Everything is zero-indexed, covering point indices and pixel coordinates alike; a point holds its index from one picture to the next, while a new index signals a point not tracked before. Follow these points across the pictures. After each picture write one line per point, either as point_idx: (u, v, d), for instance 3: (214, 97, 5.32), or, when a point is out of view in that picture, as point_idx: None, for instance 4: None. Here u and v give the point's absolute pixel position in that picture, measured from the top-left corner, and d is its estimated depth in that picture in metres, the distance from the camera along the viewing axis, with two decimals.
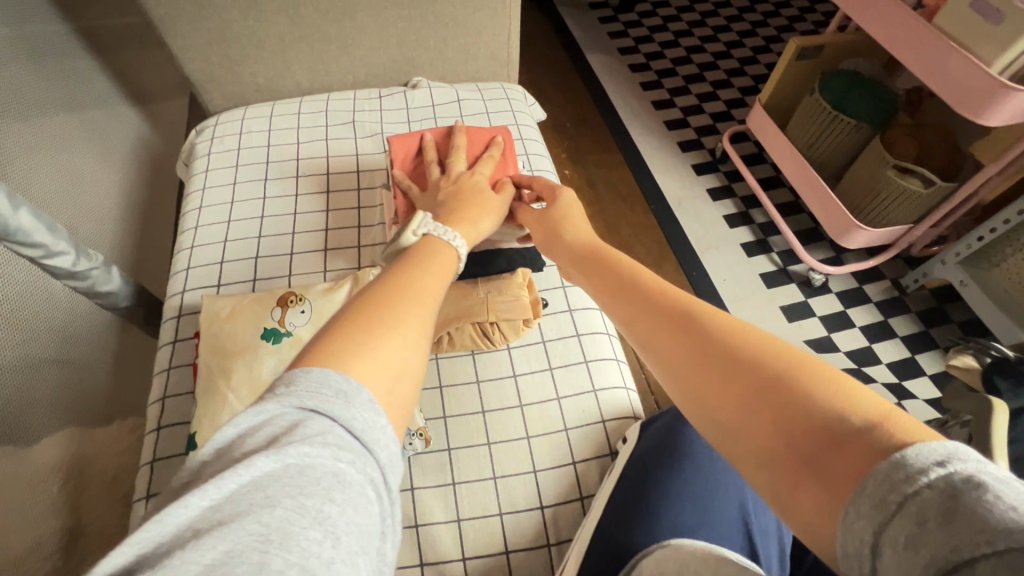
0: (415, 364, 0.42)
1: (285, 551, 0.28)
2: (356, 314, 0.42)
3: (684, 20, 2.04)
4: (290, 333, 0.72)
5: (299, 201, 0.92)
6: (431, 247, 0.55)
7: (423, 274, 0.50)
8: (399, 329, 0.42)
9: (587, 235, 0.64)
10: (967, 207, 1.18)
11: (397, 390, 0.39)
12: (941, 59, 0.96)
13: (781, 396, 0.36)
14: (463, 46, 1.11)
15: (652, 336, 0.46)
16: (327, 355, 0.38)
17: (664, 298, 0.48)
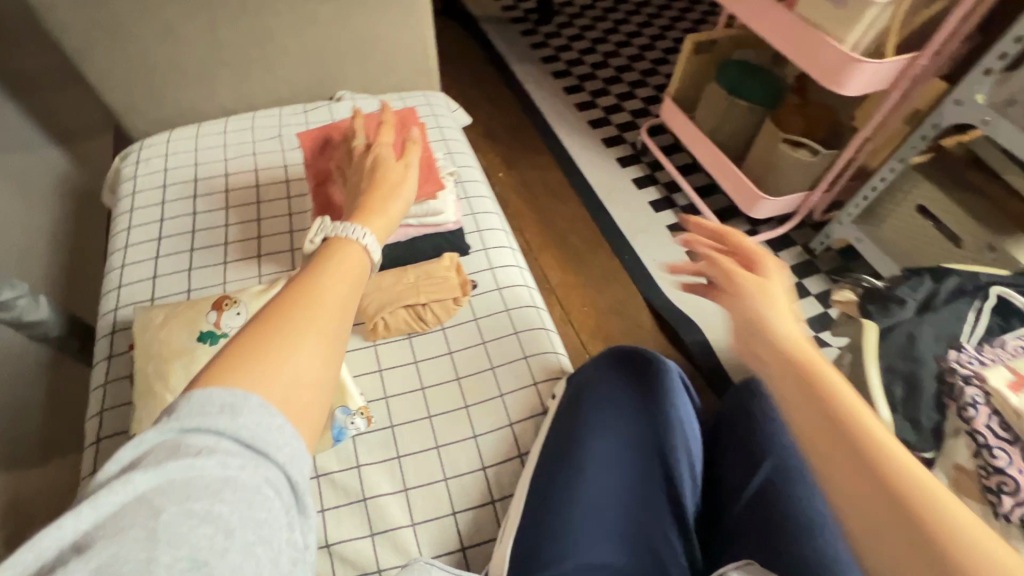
0: (320, 370, 0.43)
1: (172, 548, 0.31)
2: (255, 330, 0.43)
3: (599, 28, 2.18)
4: (227, 334, 0.74)
5: (230, 214, 0.94)
6: (337, 248, 0.54)
7: (328, 276, 0.49)
8: (297, 339, 0.43)
9: (795, 328, 0.53)
10: (851, 171, 1.33)
11: (301, 393, 0.41)
12: (803, 40, 1.09)
13: (919, 516, 0.40)
14: (382, 58, 1.17)
15: (811, 417, 0.48)
16: (224, 372, 0.39)
17: (824, 386, 0.48)
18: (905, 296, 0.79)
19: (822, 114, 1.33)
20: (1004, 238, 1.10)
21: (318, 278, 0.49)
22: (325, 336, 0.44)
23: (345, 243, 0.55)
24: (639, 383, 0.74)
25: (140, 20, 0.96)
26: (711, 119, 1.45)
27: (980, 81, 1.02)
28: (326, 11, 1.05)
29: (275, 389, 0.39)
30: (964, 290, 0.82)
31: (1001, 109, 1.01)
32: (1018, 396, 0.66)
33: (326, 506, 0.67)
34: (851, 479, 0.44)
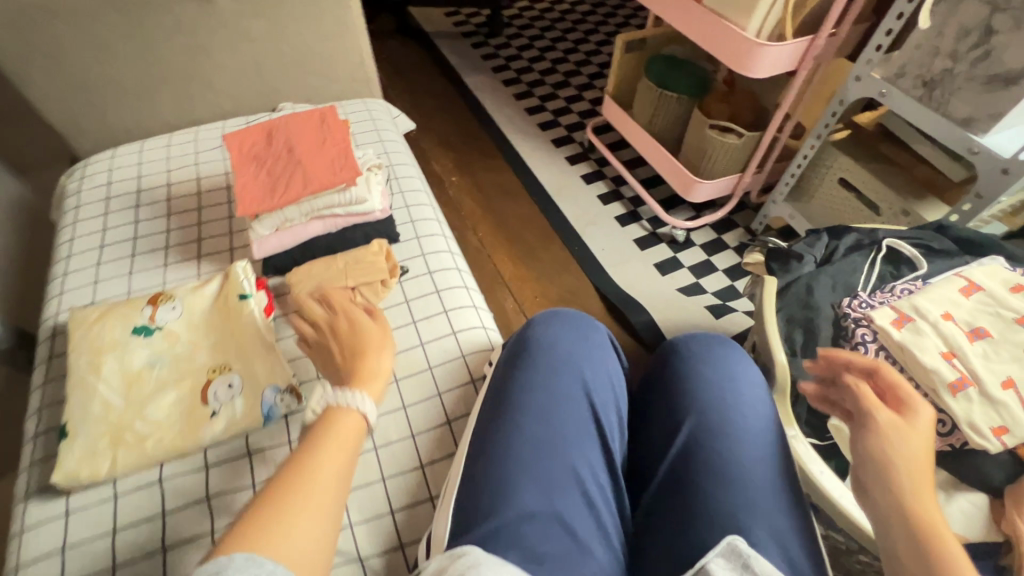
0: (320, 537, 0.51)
1: None
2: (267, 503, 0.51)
3: (547, 37, 2.27)
4: (161, 327, 0.78)
5: (171, 220, 0.98)
6: (332, 420, 0.61)
7: (325, 451, 0.57)
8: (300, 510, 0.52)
9: (921, 434, 0.57)
10: (778, 151, 1.41)
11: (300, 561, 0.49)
12: (711, 29, 1.17)
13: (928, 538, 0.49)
14: (321, 70, 1.22)
15: (889, 440, 0.56)
16: (244, 540, 0.48)
17: (909, 434, 0.56)
18: (805, 252, 0.85)
19: (745, 100, 1.41)
20: (915, 202, 1.17)
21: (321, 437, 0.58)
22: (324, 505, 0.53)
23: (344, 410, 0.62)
24: (566, 336, 0.75)
25: (77, 42, 1.00)
26: (645, 112, 1.52)
27: (872, 57, 1.10)
28: (260, 26, 1.11)
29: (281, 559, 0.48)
30: (861, 244, 0.87)
31: (893, 81, 1.08)
32: (900, 331, 0.71)
33: (257, 481, 0.69)
34: (889, 503, 0.53)
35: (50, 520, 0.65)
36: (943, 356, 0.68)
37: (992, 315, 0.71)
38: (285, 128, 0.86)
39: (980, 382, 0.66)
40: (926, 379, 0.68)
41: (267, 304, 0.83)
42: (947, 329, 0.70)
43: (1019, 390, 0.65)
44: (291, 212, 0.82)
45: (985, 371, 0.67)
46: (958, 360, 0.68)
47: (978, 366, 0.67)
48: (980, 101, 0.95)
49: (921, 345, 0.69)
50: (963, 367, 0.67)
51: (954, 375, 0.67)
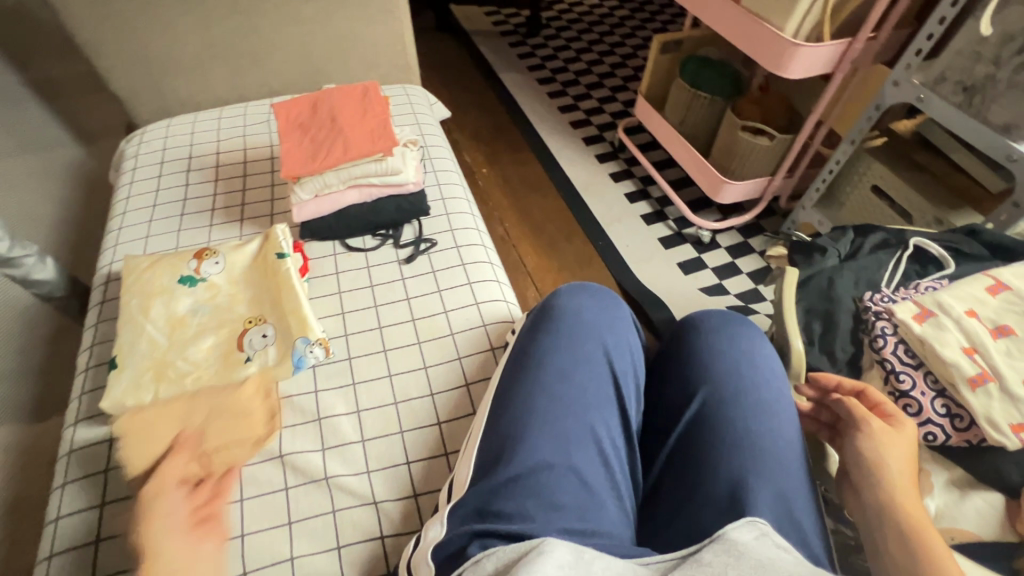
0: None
1: None
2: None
3: (584, 39, 2.31)
4: (205, 280, 0.83)
5: (218, 185, 1.04)
6: None
7: None
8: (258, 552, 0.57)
9: (904, 440, 0.61)
10: (811, 154, 1.40)
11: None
12: (750, 29, 1.18)
13: (909, 529, 0.53)
14: (365, 55, 1.28)
15: (877, 442, 0.60)
16: None
17: (895, 439, 0.60)
18: (828, 246, 0.86)
19: (779, 103, 1.41)
20: (949, 211, 1.15)
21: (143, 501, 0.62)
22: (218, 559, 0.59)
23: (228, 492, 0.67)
24: (591, 307, 0.76)
25: (144, 16, 1.08)
26: (677, 112, 1.54)
27: (911, 62, 1.10)
28: (310, 9, 1.17)
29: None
30: (887, 243, 0.87)
31: (933, 87, 1.07)
32: (922, 325, 0.71)
33: (282, 425, 0.73)
34: (878, 497, 0.57)
35: (96, 442, 0.70)
36: (965, 351, 0.68)
37: (1019, 314, 0.70)
38: (327, 98, 0.91)
39: (1000, 377, 0.65)
40: (944, 373, 0.68)
41: (303, 265, 0.88)
42: (971, 325, 0.69)
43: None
44: (329, 177, 0.86)
45: (1008, 368, 0.66)
46: (981, 355, 0.67)
47: (1001, 363, 0.66)
48: (1021, 108, 0.94)
49: (942, 339, 0.69)
50: (985, 362, 0.67)
51: (974, 370, 0.66)
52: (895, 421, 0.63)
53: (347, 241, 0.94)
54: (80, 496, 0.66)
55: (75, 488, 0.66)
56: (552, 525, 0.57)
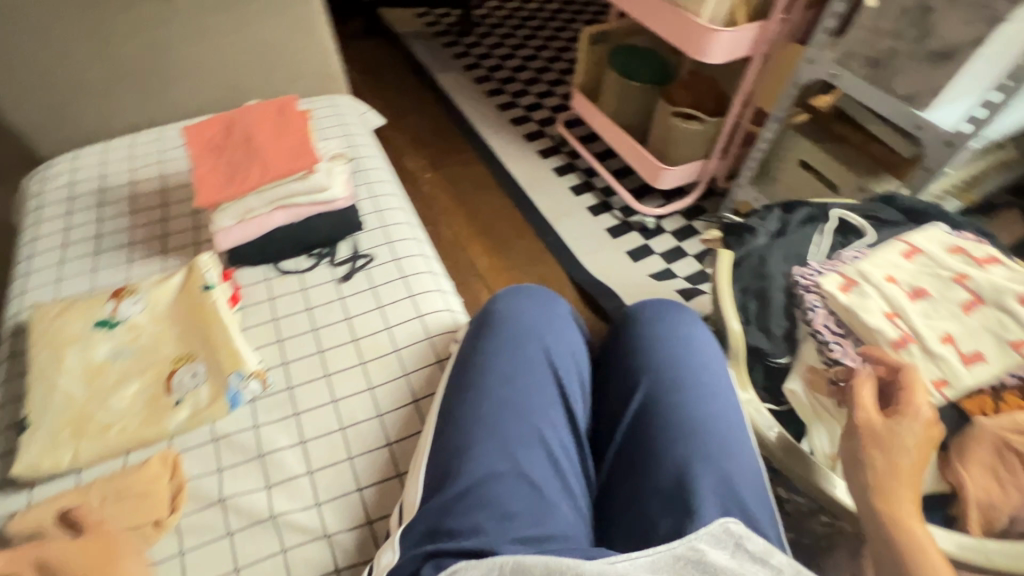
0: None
1: None
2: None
3: (518, 35, 2.30)
4: (124, 321, 0.78)
5: (135, 217, 0.97)
6: None
7: None
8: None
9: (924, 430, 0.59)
10: (741, 134, 1.45)
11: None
12: (669, 18, 1.20)
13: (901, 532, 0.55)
14: (286, 67, 1.23)
15: (883, 437, 0.60)
16: None
17: (905, 433, 0.59)
18: (758, 226, 0.88)
19: (706, 87, 1.45)
20: (869, 178, 1.21)
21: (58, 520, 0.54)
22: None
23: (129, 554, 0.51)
24: (531, 308, 0.76)
25: (33, 42, 1.00)
26: (611, 103, 1.55)
27: (822, 40, 1.14)
28: (222, 24, 1.11)
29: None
30: (812, 217, 0.91)
31: (843, 63, 1.12)
32: (847, 295, 0.73)
33: (221, 466, 0.69)
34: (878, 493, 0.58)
35: (12, 511, 0.64)
36: (886, 316, 0.71)
37: (932, 276, 0.74)
38: (241, 117, 0.87)
39: (918, 338, 0.69)
40: (870, 339, 0.71)
41: (233, 295, 0.83)
42: (890, 290, 0.73)
43: (956, 345, 0.68)
44: (252, 200, 0.83)
45: (924, 328, 0.70)
46: (900, 319, 0.71)
47: (918, 324, 0.70)
48: (922, 79, 0.99)
49: (865, 306, 0.72)
50: (904, 326, 0.70)
51: (896, 333, 0.69)
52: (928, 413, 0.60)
53: (279, 265, 0.90)
54: None
55: None
56: (506, 537, 0.57)
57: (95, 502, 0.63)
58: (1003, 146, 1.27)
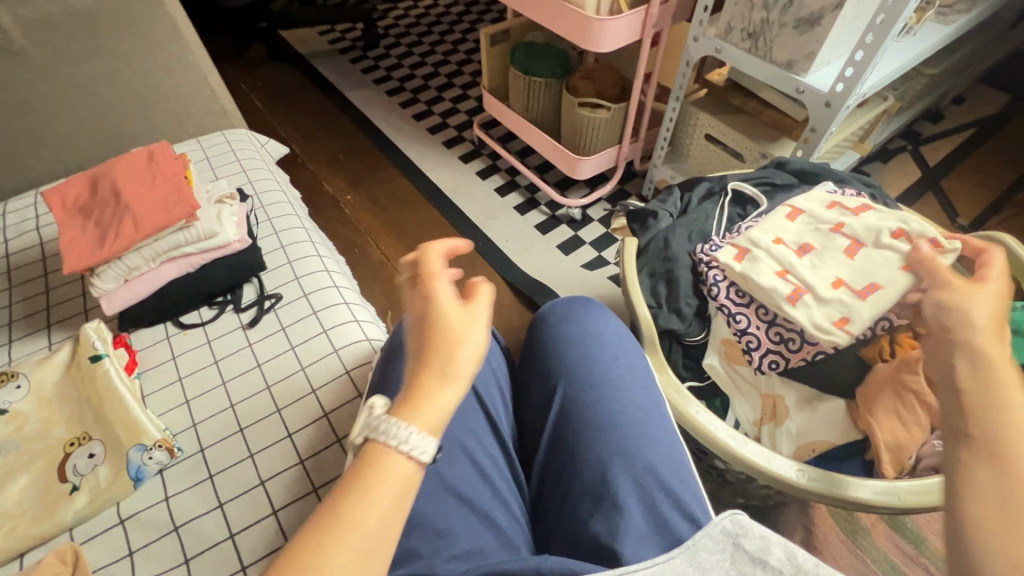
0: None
1: None
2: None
3: (426, 42, 2.27)
4: (5, 410, 0.72)
5: (12, 292, 0.89)
6: None
7: None
8: (336, 550, 0.37)
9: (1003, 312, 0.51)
10: (648, 116, 1.47)
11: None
12: (555, 12, 1.21)
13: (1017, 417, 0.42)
14: (168, 108, 1.16)
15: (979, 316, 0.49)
16: None
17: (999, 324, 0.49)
18: (659, 209, 0.90)
19: (608, 74, 1.46)
20: (769, 144, 1.25)
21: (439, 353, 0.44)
22: (377, 547, 0.39)
23: (382, 451, 0.41)
24: None
25: None
26: (520, 101, 1.55)
27: (703, 18, 1.17)
28: (85, 71, 1.04)
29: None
30: (711, 192, 0.93)
31: (725, 37, 1.16)
32: (741, 263, 0.76)
33: (133, 549, 0.65)
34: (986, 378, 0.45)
35: None
36: (778, 274, 0.73)
37: (813, 231, 0.78)
38: (106, 172, 0.82)
39: (812, 290, 0.71)
40: (771, 304, 0.73)
41: (129, 360, 0.78)
42: (779, 251, 0.75)
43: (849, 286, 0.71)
44: (131, 259, 0.78)
45: (814, 280, 0.72)
46: (792, 276, 0.73)
47: (809, 277, 0.72)
48: (795, 44, 1.04)
49: (757, 273, 0.74)
50: (797, 280, 0.73)
51: (789, 288, 0.72)
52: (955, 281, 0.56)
53: (179, 319, 0.85)
54: None
55: None
56: (443, 557, 0.56)
57: None
58: (885, 96, 1.34)
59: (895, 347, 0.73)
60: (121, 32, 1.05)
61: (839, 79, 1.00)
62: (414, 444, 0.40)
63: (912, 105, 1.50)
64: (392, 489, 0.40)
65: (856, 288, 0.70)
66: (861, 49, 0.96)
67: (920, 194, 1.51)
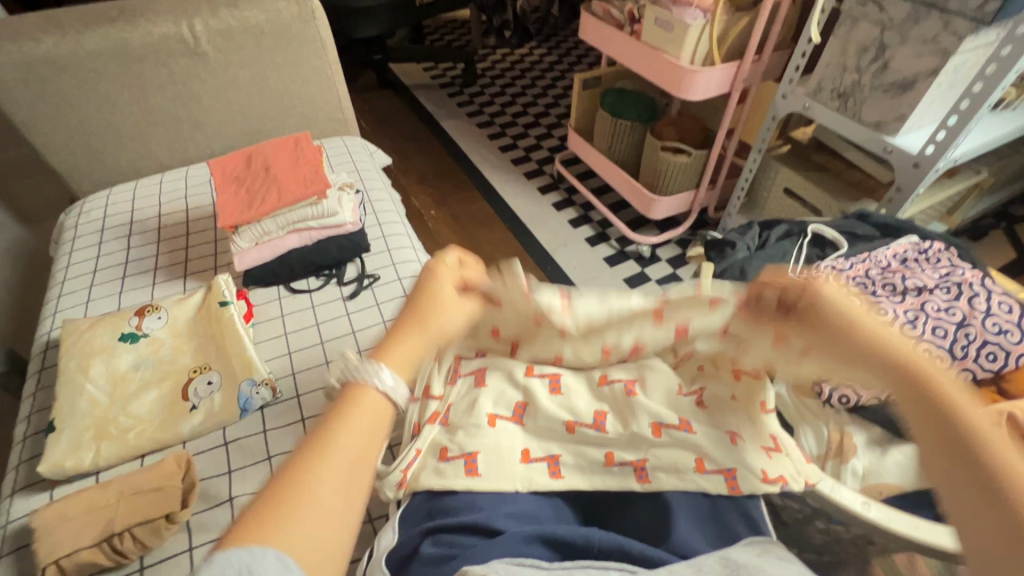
0: (334, 529, 0.48)
1: None
2: (271, 493, 0.48)
3: (518, 85, 2.46)
4: (147, 334, 0.84)
5: (160, 245, 1.05)
6: (354, 401, 0.56)
7: (345, 431, 0.54)
8: (329, 455, 0.51)
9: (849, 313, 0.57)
10: (728, 165, 1.52)
11: (317, 547, 0.47)
12: (651, 60, 1.31)
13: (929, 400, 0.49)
14: (303, 113, 1.34)
15: (842, 335, 0.57)
16: None
17: (859, 333, 0.55)
18: (738, 241, 0.95)
19: (691, 124, 1.55)
20: (851, 203, 1.26)
21: (434, 323, 0.64)
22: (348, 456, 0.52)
23: (361, 389, 0.57)
24: None
25: (79, 93, 1.10)
26: (604, 140, 1.65)
27: (793, 77, 1.23)
28: (244, 75, 1.22)
29: (292, 536, 0.46)
30: (791, 233, 0.98)
31: (813, 96, 1.20)
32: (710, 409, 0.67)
33: (232, 468, 0.73)
34: (907, 394, 0.51)
35: (32, 509, 0.69)
36: (513, 409, 0.70)
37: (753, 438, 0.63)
38: (261, 153, 1.00)
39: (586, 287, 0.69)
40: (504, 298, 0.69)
41: (247, 311, 0.89)
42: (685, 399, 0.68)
43: (623, 461, 0.64)
44: (267, 224, 0.92)
45: (556, 412, 0.68)
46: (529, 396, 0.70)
47: (564, 404, 0.69)
48: (887, 107, 1.07)
49: (454, 439, 0.66)
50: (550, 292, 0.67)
51: (516, 399, 0.71)
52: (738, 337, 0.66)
53: (291, 284, 0.96)
54: (20, 567, 0.64)
55: (12, 559, 0.65)
56: (500, 512, 0.60)
57: (112, 499, 0.65)
58: (978, 170, 1.32)
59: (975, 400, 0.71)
60: (279, 47, 1.21)
61: (930, 141, 1.02)
62: (382, 382, 0.58)
63: (1007, 185, 1.46)
64: (364, 418, 0.56)
65: (600, 431, 0.66)
66: (956, 114, 0.97)
67: (1013, 276, 1.44)
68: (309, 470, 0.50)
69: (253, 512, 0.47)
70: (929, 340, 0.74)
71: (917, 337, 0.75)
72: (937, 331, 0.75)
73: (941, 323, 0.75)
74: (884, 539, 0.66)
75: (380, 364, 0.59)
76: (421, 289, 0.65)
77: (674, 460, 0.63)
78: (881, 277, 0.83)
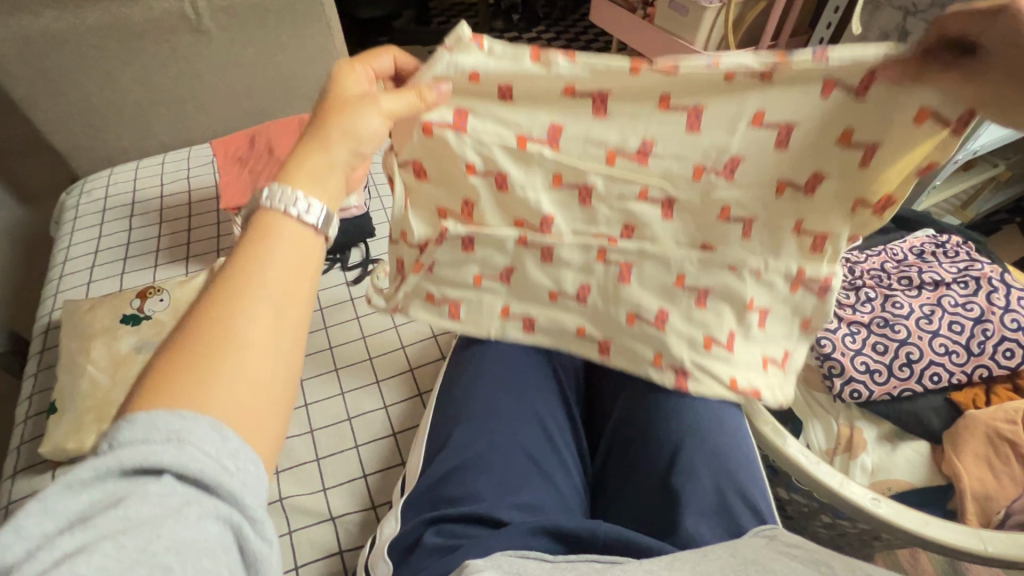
0: (275, 376, 0.37)
1: None
2: (166, 359, 0.35)
3: None
4: (148, 316, 0.83)
5: (162, 226, 1.04)
6: (263, 230, 0.41)
7: (263, 267, 0.39)
8: (252, 299, 0.37)
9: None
10: None
11: (256, 396, 0.35)
12: (663, 45, 1.28)
13: None
14: (307, 94, 1.31)
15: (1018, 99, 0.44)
16: None
17: None
18: None
19: None
20: None
21: (338, 123, 0.48)
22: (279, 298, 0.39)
23: (274, 218, 0.42)
24: None
25: (80, 69, 1.08)
26: None
27: None
28: (248, 54, 1.19)
29: (218, 405, 0.34)
30: None
31: None
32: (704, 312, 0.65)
33: None
34: None
35: (35, 490, 0.69)
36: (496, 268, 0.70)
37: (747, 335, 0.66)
38: (262, 134, 0.99)
39: (583, 86, 0.56)
40: (487, 140, 0.61)
41: None
42: (704, 318, 0.65)
43: (592, 335, 0.70)
44: None
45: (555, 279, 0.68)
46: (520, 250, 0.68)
47: (551, 275, 0.68)
48: None
49: (440, 286, 0.72)
50: (539, 129, 0.60)
51: (502, 263, 0.69)
52: (794, 125, 0.55)
53: None
54: None
55: None
56: (505, 503, 0.59)
57: None
58: (994, 163, 1.30)
59: (989, 396, 0.72)
60: (284, 25, 1.19)
61: None
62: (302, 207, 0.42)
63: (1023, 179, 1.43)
64: (288, 249, 0.41)
65: (581, 301, 0.69)
66: None
67: None
68: (225, 322, 0.36)
69: (146, 388, 0.34)
70: (945, 336, 0.73)
71: (933, 332, 0.74)
72: (952, 326, 0.74)
73: (958, 318, 0.74)
74: (891, 535, 0.65)
75: (295, 189, 0.43)
76: (326, 101, 0.50)
77: (638, 347, 0.68)
78: (897, 270, 0.82)
